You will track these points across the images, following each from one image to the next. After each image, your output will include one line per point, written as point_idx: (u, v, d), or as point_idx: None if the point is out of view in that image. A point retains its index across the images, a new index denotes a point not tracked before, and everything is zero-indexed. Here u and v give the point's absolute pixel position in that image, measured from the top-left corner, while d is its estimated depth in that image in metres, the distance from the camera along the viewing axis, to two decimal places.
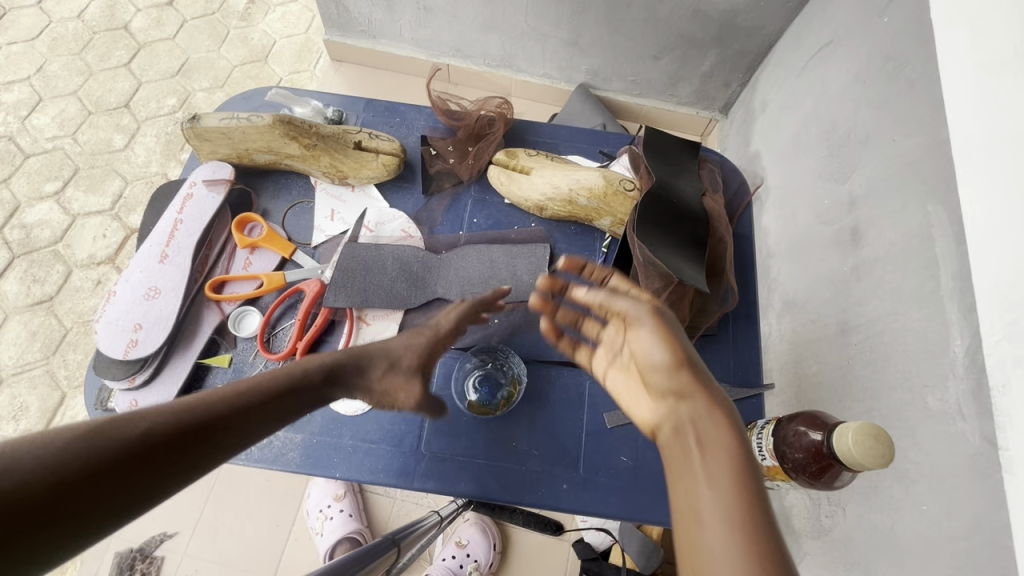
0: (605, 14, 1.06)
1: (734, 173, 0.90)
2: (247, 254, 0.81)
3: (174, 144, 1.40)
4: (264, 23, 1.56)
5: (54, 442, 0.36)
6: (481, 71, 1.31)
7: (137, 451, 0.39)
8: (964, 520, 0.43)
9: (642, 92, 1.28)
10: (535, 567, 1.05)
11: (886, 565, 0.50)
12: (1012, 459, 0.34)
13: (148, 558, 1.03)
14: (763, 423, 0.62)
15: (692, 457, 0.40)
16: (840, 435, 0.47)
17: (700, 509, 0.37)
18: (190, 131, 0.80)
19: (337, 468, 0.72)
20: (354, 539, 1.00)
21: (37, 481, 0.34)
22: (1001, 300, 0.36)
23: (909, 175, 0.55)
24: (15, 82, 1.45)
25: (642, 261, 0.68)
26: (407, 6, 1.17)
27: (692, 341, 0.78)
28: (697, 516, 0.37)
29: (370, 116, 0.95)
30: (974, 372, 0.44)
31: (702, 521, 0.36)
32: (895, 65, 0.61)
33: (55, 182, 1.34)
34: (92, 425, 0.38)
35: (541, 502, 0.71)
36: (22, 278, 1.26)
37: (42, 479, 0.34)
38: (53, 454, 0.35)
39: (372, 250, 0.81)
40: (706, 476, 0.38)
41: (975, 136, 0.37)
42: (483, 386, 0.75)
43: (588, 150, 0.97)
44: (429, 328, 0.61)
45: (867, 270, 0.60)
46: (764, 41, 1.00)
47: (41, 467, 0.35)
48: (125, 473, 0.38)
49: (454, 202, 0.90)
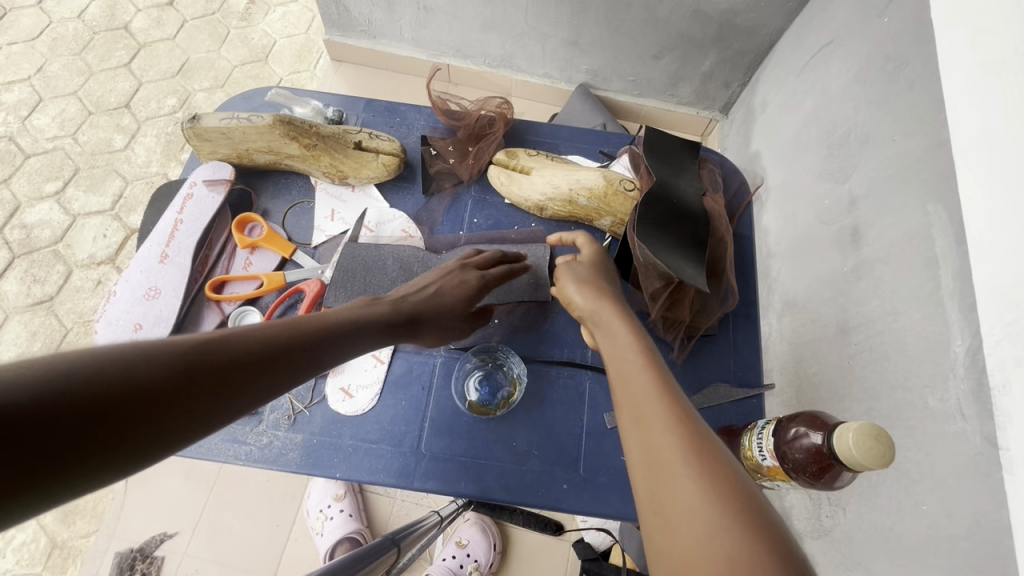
0: (605, 14, 1.06)
1: (734, 173, 0.90)
2: (247, 254, 0.81)
3: (174, 144, 1.40)
4: (264, 23, 1.56)
5: (119, 359, 0.35)
6: (482, 71, 1.31)
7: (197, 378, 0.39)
8: (965, 520, 0.43)
9: (642, 92, 1.28)
10: (535, 567, 1.04)
11: (887, 565, 0.50)
12: (1012, 458, 0.34)
13: (148, 558, 1.02)
14: (763, 423, 0.62)
15: (617, 348, 0.53)
16: (840, 436, 0.47)
17: (623, 375, 0.49)
18: (190, 131, 0.79)
19: (337, 468, 0.72)
20: (354, 539, 1.00)
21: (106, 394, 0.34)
22: (1002, 299, 0.36)
23: (909, 175, 0.55)
24: (16, 82, 1.45)
25: (642, 260, 0.70)
26: (408, 6, 1.17)
27: (691, 341, 0.79)
28: (621, 379, 0.49)
29: (370, 116, 0.95)
30: (975, 372, 0.44)
31: (623, 382, 0.48)
32: (895, 65, 0.61)
33: (56, 182, 1.34)
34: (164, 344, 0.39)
35: (541, 503, 0.71)
36: (23, 278, 1.26)
37: (113, 389, 0.34)
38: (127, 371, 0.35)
39: (372, 250, 0.81)
40: (627, 354, 0.51)
41: (976, 135, 0.37)
42: (483, 387, 0.76)
43: (588, 150, 0.97)
44: (428, 285, 0.70)
45: (868, 270, 0.59)
46: (764, 41, 1.00)
47: (112, 382, 0.34)
48: (157, 409, 0.36)
49: (454, 202, 0.90)
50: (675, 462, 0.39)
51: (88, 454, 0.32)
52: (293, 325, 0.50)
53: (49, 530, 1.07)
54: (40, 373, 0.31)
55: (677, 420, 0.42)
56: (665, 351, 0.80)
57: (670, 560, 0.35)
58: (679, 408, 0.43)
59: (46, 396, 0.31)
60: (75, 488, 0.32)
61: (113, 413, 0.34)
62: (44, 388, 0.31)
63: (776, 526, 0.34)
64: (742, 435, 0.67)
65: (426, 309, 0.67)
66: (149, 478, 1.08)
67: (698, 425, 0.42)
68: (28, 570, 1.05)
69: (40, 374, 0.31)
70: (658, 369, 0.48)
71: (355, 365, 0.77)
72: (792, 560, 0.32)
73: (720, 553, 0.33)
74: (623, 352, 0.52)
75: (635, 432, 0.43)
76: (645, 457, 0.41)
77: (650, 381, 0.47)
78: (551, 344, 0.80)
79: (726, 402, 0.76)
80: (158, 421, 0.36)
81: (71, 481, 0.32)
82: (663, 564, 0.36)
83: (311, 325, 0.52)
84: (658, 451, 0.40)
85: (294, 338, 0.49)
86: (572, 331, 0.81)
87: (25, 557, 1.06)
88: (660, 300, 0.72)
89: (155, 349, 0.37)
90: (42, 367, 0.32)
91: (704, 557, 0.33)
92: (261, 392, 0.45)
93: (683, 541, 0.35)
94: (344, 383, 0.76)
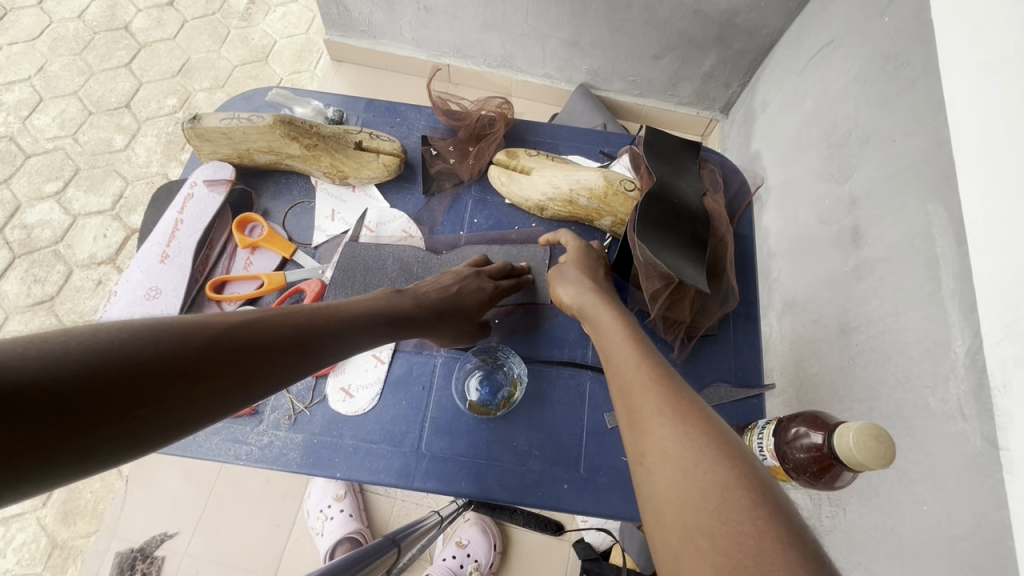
0: (606, 14, 1.06)
1: (734, 173, 0.90)
2: (247, 254, 0.81)
3: (174, 144, 1.40)
4: (264, 23, 1.56)
5: (133, 335, 0.37)
6: (482, 71, 1.32)
7: (210, 352, 0.41)
8: (966, 521, 0.43)
9: (642, 92, 1.28)
10: (535, 568, 1.04)
11: (887, 565, 0.50)
12: (1012, 459, 0.35)
13: (148, 558, 1.02)
14: (763, 424, 0.62)
15: (603, 329, 0.55)
16: (840, 436, 0.47)
17: (609, 348, 0.51)
18: (190, 131, 0.79)
19: (337, 468, 0.72)
20: (354, 539, 1.00)
21: (126, 366, 0.35)
22: (1002, 300, 0.36)
23: (909, 175, 0.55)
24: (16, 82, 1.45)
25: (642, 261, 0.70)
26: (408, 6, 1.17)
27: (691, 341, 0.80)
28: (607, 352, 0.51)
29: (370, 116, 0.95)
30: (975, 372, 0.44)
31: (609, 357, 0.50)
32: (896, 65, 0.61)
33: (56, 182, 1.34)
34: (178, 321, 0.41)
35: (542, 503, 0.71)
36: (23, 279, 1.26)
37: (131, 363, 0.35)
38: (143, 345, 0.37)
39: (372, 250, 0.81)
40: (613, 332, 0.53)
41: (976, 136, 0.37)
42: (484, 387, 0.76)
43: (588, 150, 0.97)
44: (444, 284, 0.72)
45: (868, 270, 0.59)
46: (764, 41, 1.00)
47: (132, 353, 0.36)
48: (163, 392, 0.37)
49: (455, 203, 0.90)
50: (653, 412, 0.40)
51: (96, 432, 0.33)
52: (298, 312, 0.52)
53: (49, 530, 1.07)
54: (49, 352, 0.32)
55: (656, 377, 0.44)
56: (665, 351, 0.80)
57: (652, 502, 0.36)
58: (659, 368, 0.45)
59: (56, 374, 0.32)
60: (87, 461, 0.33)
61: (125, 390, 0.35)
62: (53, 365, 0.32)
63: (750, 459, 0.36)
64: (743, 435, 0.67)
65: (441, 305, 0.69)
66: (149, 478, 1.08)
67: (676, 381, 0.43)
68: (29, 570, 1.05)
69: (49, 353, 0.32)
70: (641, 340, 0.50)
71: (355, 365, 0.77)
72: (764, 486, 0.33)
73: (695, 486, 0.34)
74: (608, 332, 0.54)
75: (620, 396, 0.45)
76: (629, 414, 0.43)
77: (633, 349, 0.48)
78: (551, 344, 0.80)
79: (728, 400, 0.76)
80: (164, 404, 0.37)
81: (77, 460, 0.32)
82: (647, 509, 0.37)
83: (315, 311, 0.54)
84: (640, 407, 0.42)
85: (298, 325, 0.50)
86: (572, 331, 0.81)
87: (26, 557, 1.06)
88: (660, 300, 0.72)
89: (166, 330, 0.39)
90: (51, 346, 0.33)
91: (682, 491, 0.35)
92: (266, 378, 0.46)
93: (663, 481, 0.36)
94: (344, 383, 0.76)
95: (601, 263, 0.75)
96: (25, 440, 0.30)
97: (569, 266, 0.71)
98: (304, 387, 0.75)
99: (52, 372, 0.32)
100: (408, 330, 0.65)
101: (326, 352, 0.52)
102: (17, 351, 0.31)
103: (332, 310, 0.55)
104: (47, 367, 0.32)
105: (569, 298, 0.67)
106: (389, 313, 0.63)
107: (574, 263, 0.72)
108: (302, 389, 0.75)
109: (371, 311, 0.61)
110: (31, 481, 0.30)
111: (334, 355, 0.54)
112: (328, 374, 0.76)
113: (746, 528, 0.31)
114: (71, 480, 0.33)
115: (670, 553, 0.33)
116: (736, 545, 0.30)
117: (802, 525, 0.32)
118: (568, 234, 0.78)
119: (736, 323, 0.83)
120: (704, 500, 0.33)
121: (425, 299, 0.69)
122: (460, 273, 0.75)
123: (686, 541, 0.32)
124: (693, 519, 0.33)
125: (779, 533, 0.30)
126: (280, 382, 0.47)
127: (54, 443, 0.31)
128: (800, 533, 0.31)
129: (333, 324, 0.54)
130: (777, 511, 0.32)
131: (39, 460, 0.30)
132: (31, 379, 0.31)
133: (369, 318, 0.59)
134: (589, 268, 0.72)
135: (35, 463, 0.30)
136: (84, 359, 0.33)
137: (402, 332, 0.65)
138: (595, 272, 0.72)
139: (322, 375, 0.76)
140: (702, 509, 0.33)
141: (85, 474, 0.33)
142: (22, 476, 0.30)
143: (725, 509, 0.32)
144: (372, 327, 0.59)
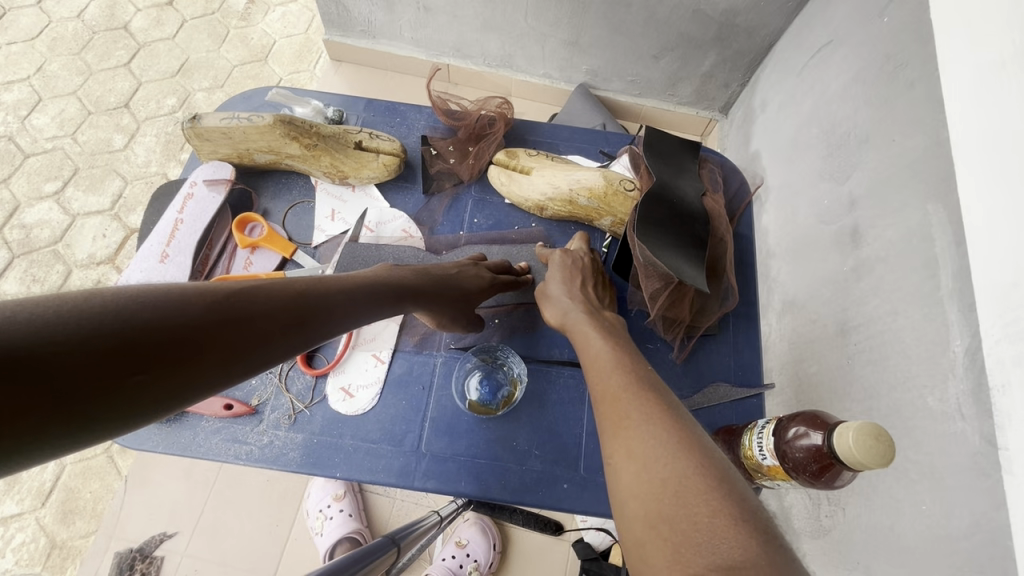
0: (606, 14, 1.06)
1: (734, 173, 0.90)
2: (247, 254, 0.81)
3: (174, 144, 1.40)
4: (264, 23, 1.56)
5: (136, 298, 0.37)
6: (481, 71, 1.32)
7: (214, 315, 0.41)
8: (965, 519, 0.43)
9: (641, 92, 1.29)
10: (535, 568, 1.04)
11: (887, 565, 0.50)
12: (1011, 458, 0.35)
13: (148, 558, 1.02)
14: (763, 423, 0.62)
15: (588, 342, 0.59)
16: (839, 436, 0.47)
17: (592, 362, 0.55)
18: (190, 130, 0.79)
19: (337, 468, 0.72)
20: (354, 540, 1.00)
21: (125, 333, 0.35)
22: (1002, 300, 0.36)
23: (908, 175, 0.55)
24: (15, 82, 1.44)
25: (642, 261, 0.69)
26: (407, 6, 1.17)
27: (691, 341, 0.80)
28: (592, 368, 0.54)
29: (370, 116, 0.95)
30: (974, 372, 0.44)
31: (600, 373, 0.51)
32: (895, 66, 0.61)
33: (55, 182, 1.34)
34: (186, 285, 0.42)
35: (542, 503, 0.71)
36: (22, 278, 1.25)
37: (133, 331, 0.35)
38: (150, 308, 0.37)
39: (372, 250, 0.80)
40: (598, 346, 0.57)
41: (978, 133, 0.37)
42: (484, 387, 0.76)
43: (588, 149, 0.97)
44: (447, 268, 0.72)
45: (868, 270, 0.60)
46: (764, 41, 1.00)
47: (131, 318, 0.36)
48: (160, 362, 0.37)
49: (454, 202, 0.90)
50: (628, 418, 0.43)
51: (93, 405, 0.33)
52: (303, 281, 0.52)
53: (48, 530, 1.07)
54: (40, 316, 0.32)
55: (635, 387, 0.47)
56: (665, 351, 0.80)
57: (621, 498, 0.38)
58: (635, 378, 0.48)
59: (48, 341, 0.31)
60: (88, 432, 0.33)
61: (121, 361, 0.34)
62: (43, 329, 0.32)
63: (713, 455, 0.37)
64: (742, 435, 0.66)
65: (442, 291, 0.69)
66: (148, 478, 1.08)
67: (661, 393, 0.46)
68: (28, 569, 1.05)
69: (39, 319, 0.32)
70: (630, 357, 0.53)
71: (355, 365, 0.77)
72: (719, 471, 0.36)
73: (659, 479, 0.36)
74: (600, 355, 0.55)
75: (597, 407, 0.48)
76: (604, 420, 0.45)
77: (617, 366, 0.51)
78: (551, 343, 0.80)
79: (727, 401, 0.77)
80: (160, 374, 0.37)
81: (71, 434, 0.32)
82: (617, 504, 0.39)
83: (317, 281, 0.54)
84: (616, 414, 0.45)
85: (299, 293, 0.51)
86: None
87: (25, 557, 1.05)
88: (660, 300, 0.72)
89: (169, 292, 0.39)
90: (42, 310, 0.32)
91: (647, 485, 0.37)
92: (268, 349, 0.46)
93: (631, 478, 0.38)
94: (344, 383, 0.76)
95: (591, 269, 0.75)
96: (20, 410, 0.30)
97: (554, 281, 0.72)
98: (304, 387, 0.76)
99: (44, 339, 0.31)
100: (412, 303, 0.66)
101: (331, 329, 0.54)
102: (8, 315, 0.31)
103: (337, 284, 0.56)
104: (39, 332, 0.31)
105: (558, 316, 0.68)
106: (393, 285, 0.63)
107: (558, 278, 0.72)
108: (301, 389, 0.76)
109: (379, 286, 0.61)
110: (27, 451, 0.30)
111: (340, 329, 0.55)
112: (328, 374, 0.76)
113: (702, 509, 0.33)
114: (67, 451, 0.33)
115: (635, 539, 0.36)
116: (693, 527, 0.32)
117: (753, 504, 0.34)
118: (576, 242, 0.79)
119: (736, 322, 0.83)
120: (666, 488, 0.35)
121: (425, 274, 0.69)
122: (469, 263, 0.76)
123: (649, 528, 0.34)
124: (657, 510, 0.35)
125: (721, 494, 0.34)
126: (280, 355, 0.48)
127: (51, 414, 0.31)
128: (752, 513, 0.32)
129: (335, 298, 0.54)
130: (734, 494, 0.34)
131: (32, 430, 0.30)
132: (21, 346, 0.30)
133: (373, 291, 0.60)
134: (578, 281, 0.72)
135: (26, 434, 0.30)
136: (82, 328, 0.33)
137: (406, 306, 0.65)
138: (587, 286, 0.72)
139: (322, 375, 0.76)
140: (663, 498, 0.35)
141: (82, 445, 0.34)
142: (19, 447, 0.30)
143: (687, 496, 0.34)
144: (375, 300, 0.60)
